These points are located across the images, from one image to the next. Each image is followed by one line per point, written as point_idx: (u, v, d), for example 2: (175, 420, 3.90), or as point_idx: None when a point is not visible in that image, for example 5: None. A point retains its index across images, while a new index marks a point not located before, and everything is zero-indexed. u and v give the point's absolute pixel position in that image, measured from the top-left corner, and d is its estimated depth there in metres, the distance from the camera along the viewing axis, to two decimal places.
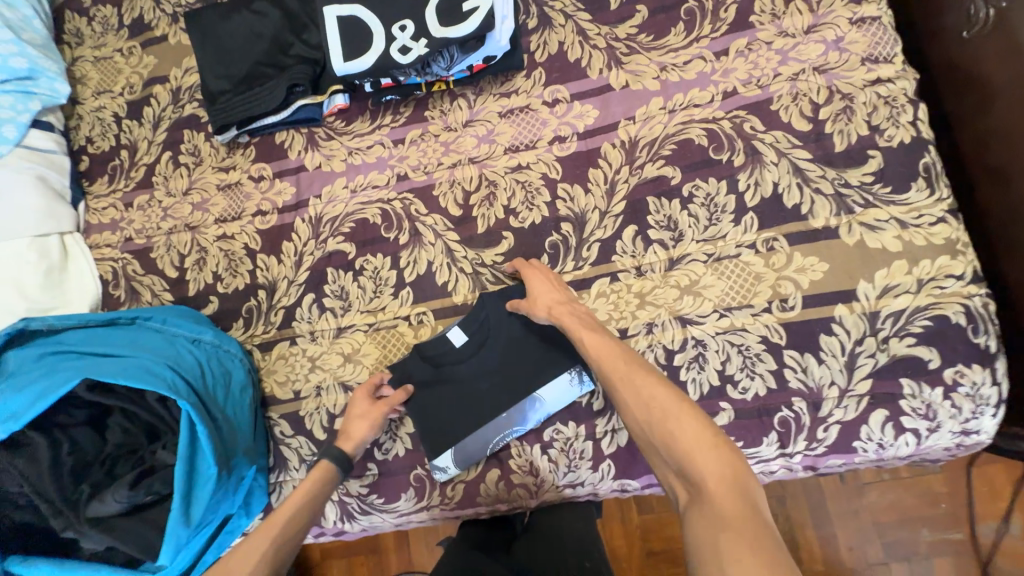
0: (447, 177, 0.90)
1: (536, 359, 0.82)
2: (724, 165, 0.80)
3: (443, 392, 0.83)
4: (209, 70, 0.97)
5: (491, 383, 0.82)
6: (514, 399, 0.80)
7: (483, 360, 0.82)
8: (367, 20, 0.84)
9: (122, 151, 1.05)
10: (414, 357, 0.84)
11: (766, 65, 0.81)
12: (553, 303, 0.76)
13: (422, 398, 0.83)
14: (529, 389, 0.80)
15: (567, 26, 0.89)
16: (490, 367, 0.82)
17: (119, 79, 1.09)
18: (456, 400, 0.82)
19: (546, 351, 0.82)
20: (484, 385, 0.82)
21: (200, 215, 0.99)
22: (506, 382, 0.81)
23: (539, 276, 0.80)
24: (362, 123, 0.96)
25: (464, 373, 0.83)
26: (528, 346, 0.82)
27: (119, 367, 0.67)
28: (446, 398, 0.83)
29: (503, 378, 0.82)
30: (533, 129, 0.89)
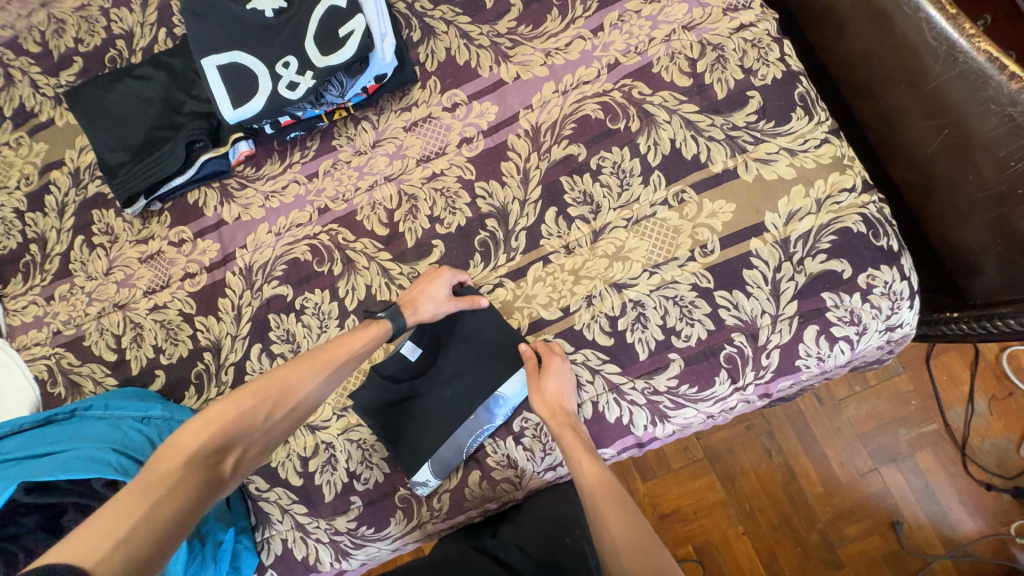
0: (367, 201, 0.91)
1: (491, 355, 0.83)
2: (623, 132, 0.84)
3: (408, 409, 0.83)
4: (102, 144, 0.95)
5: (453, 389, 0.83)
6: (479, 398, 0.82)
7: (441, 369, 0.84)
8: (248, 64, 0.84)
9: (31, 245, 1.01)
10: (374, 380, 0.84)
11: (639, 32, 0.85)
12: (559, 421, 0.75)
13: (389, 420, 0.83)
14: (492, 385, 0.82)
15: (450, 32, 0.92)
16: (446, 375, 0.83)
17: (12, 173, 1.05)
18: (424, 414, 0.83)
19: (501, 348, 0.83)
20: (446, 393, 0.83)
21: (127, 291, 0.96)
22: (469, 385, 0.83)
23: (558, 382, 0.77)
24: (271, 166, 0.95)
25: (424, 385, 0.84)
26: (481, 345, 0.83)
27: (59, 463, 0.65)
28: (413, 413, 0.83)
29: (465, 380, 0.83)
30: (440, 136, 0.90)
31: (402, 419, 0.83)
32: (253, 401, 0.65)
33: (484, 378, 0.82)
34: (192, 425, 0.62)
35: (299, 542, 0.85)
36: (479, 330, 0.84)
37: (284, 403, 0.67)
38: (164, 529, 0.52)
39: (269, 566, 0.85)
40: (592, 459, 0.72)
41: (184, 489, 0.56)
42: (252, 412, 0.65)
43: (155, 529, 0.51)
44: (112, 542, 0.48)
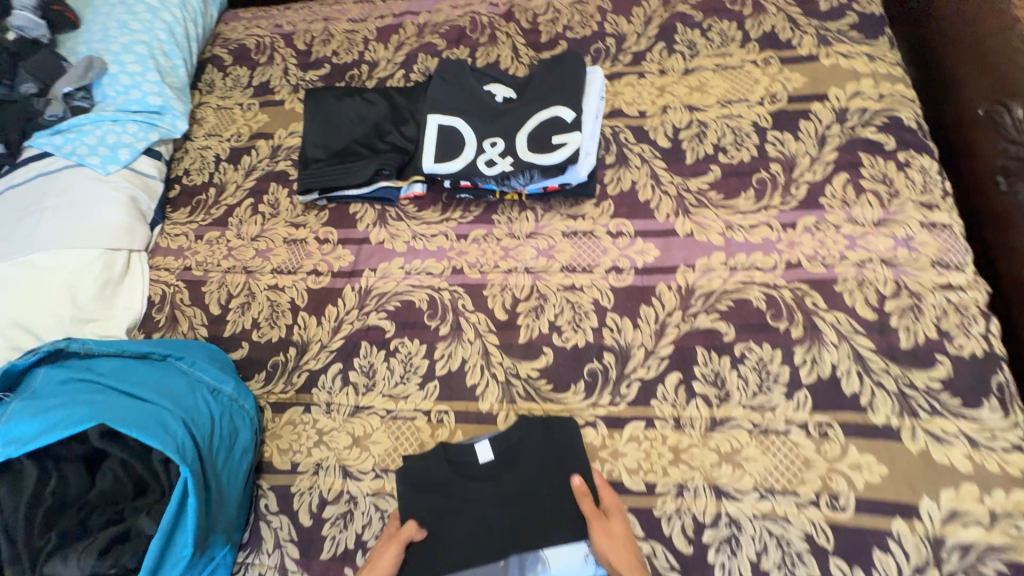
0: (500, 281, 0.92)
1: (552, 509, 0.73)
2: (782, 334, 0.78)
3: (445, 507, 0.76)
4: (311, 139, 1.08)
5: (495, 514, 0.74)
6: (518, 545, 0.71)
7: (500, 485, 0.76)
8: (463, 131, 0.92)
9: (210, 188, 1.14)
10: (436, 460, 0.79)
11: (833, 245, 0.83)
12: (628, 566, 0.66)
13: (422, 507, 0.76)
14: (538, 540, 0.71)
15: (642, 169, 0.96)
16: (501, 496, 0.75)
17: (231, 127, 1.21)
18: (456, 523, 0.74)
19: (567, 505, 0.73)
20: (489, 515, 0.74)
21: (260, 261, 1.03)
22: (514, 525, 0.73)
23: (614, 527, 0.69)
24: (432, 213, 1.01)
25: (472, 494, 0.76)
26: (549, 490, 0.75)
27: (136, 417, 0.65)
28: (445, 517, 0.75)
29: (511, 513, 0.74)
30: (593, 254, 0.91)
31: (435, 513, 0.75)
32: None
33: (537, 524, 0.72)
34: None
35: None
36: (560, 474, 0.76)
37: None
38: None
39: None
40: None
41: None
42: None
43: None
44: None
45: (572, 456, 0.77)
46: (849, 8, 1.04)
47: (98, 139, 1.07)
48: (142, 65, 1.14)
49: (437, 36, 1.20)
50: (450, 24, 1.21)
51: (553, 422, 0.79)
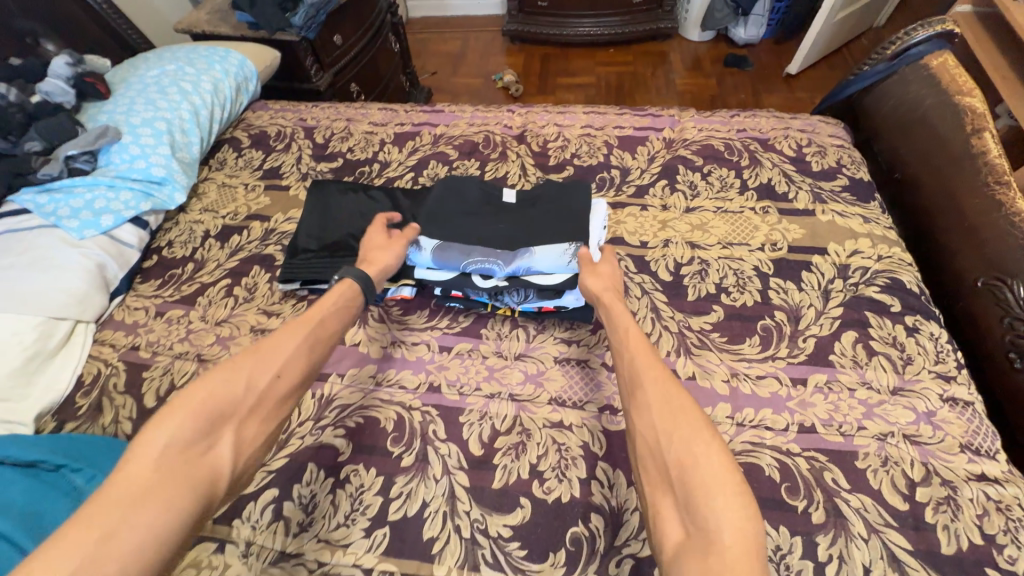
0: (480, 407, 0.82)
1: (548, 233, 0.85)
2: (800, 515, 0.67)
3: (476, 200, 0.92)
4: (306, 227, 1.05)
5: (500, 220, 0.88)
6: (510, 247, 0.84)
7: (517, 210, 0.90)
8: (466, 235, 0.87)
9: (189, 263, 1.08)
10: (469, 184, 0.94)
11: (848, 411, 0.76)
12: (606, 293, 0.77)
13: (444, 207, 0.90)
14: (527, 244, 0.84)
15: (642, 300, 0.92)
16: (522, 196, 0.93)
17: (230, 205, 1.20)
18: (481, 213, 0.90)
19: (565, 233, 0.85)
20: (501, 224, 0.88)
21: (217, 349, 0.93)
22: (522, 224, 0.87)
23: (600, 268, 0.82)
24: (417, 318, 0.94)
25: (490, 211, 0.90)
26: (555, 221, 0.87)
27: None
28: (478, 208, 0.91)
29: (513, 234, 0.86)
30: (586, 388, 0.83)
31: (462, 191, 0.93)
32: None
33: (542, 227, 0.86)
34: None
35: None
36: (564, 217, 0.87)
37: (272, 371, 0.65)
38: None
39: None
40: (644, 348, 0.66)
41: None
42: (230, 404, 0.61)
43: None
44: None
45: (579, 205, 0.89)
46: (839, 171, 1.10)
47: (83, 204, 1.04)
48: (156, 139, 1.16)
49: (451, 148, 1.26)
50: (465, 138, 1.28)
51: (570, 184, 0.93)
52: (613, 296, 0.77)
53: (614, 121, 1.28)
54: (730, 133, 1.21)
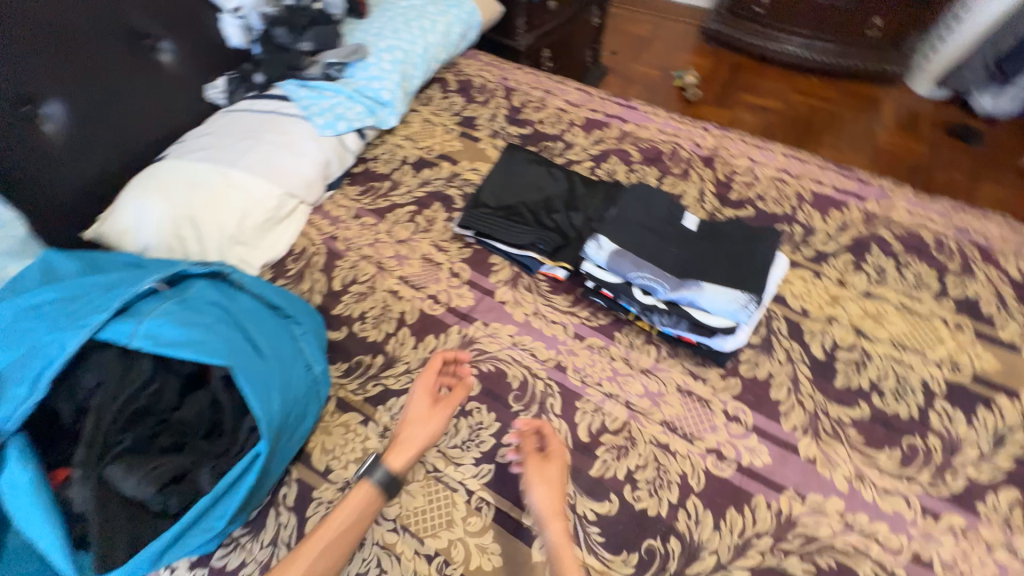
0: (596, 401, 0.89)
1: (724, 272, 0.87)
2: None
3: (661, 214, 0.97)
4: (491, 185, 1.16)
5: (679, 242, 0.92)
6: (682, 272, 0.87)
7: (696, 238, 0.93)
8: (642, 244, 0.91)
9: (386, 180, 1.25)
10: (658, 197, 0.99)
11: (976, 565, 0.71)
12: (552, 508, 0.72)
13: (631, 212, 0.96)
14: (700, 276, 0.86)
15: (784, 367, 0.91)
16: (706, 227, 0.95)
17: (428, 140, 1.35)
18: (662, 229, 0.94)
19: (739, 278, 0.86)
20: (679, 247, 0.91)
21: (394, 262, 1.09)
22: (700, 253, 0.90)
23: (543, 475, 0.75)
24: (562, 299, 1.02)
25: (671, 230, 0.94)
26: (734, 262, 0.88)
27: (247, 369, 0.68)
28: (660, 223, 0.95)
29: (688, 260, 0.89)
30: (701, 425, 0.86)
31: (651, 203, 0.98)
32: None
33: (719, 265, 0.88)
34: None
35: None
36: (744, 261, 0.88)
37: None
38: None
39: (209, 566, 0.75)
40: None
41: None
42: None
43: None
44: None
45: (762, 255, 0.89)
46: None
47: (328, 106, 1.25)
48: (391, 66, 1.34)
49: (635, 149, 1.29)
50: (652, 144, 1.29)
51: (759, 230, 0.94)
52: (557, 505, 0.73)
53: (812, 174, 1.20)
54: (945, 228, 1.08)
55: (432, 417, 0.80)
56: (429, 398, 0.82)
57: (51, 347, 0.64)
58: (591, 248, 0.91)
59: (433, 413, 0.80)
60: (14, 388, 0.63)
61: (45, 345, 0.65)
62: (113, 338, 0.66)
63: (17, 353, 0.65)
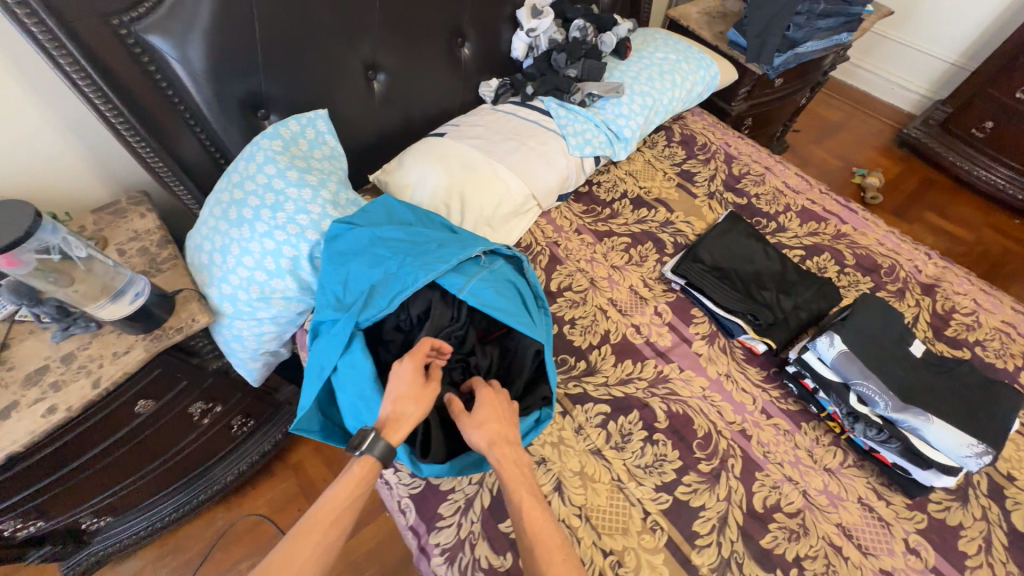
0: (775, 479, 0.94)
1: (950, 414, 0.90)
2: None
3: (890, 333, 1.01)
4: (709, 243, 1.25)
5: (904, 368, 0.97)
6: (906, 400, 0.92)
7: (922, 370, 0.97)
8: (869, 359, 0.96)
9: (607, 208, 1.39)
10: (889, 316, 1.03)
11: None
12: (487, 431, 0.76)
13: (863, 322, 1.01)
14: (926, 411, 0.90)
15: (979, 524, 0.89)
16: (933, 363, 0.99)
17: (648, 182, 1.47)
18: (890, 349, 0.99)
19: (967, 424, 0.89)
20: (903, 373, 0.96)
21: (605, 283, 1.21)
22: (924, 386, 0.94)
23: (483, 400, 0.79)
24: (755, 371, 1.08)
25: (897, 353, 0.99)
26: (962, 406, 0.91)
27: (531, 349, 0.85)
28: (888, 344, 1.00)
29: (912, 389, 0.94)
30: (878, 544, 0.87)
31: (883, 320, 1.02)
32: (326, 542, 0.68)
33: (946, 405, 0.91)
34: (301, 546, 0.67)
35: (454, 507, 0.89)
36: (972, 411, 0.91)
37: (313, 549, 0.67)
38: (320, 541, 0.68)
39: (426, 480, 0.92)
40: (522, 486, 0.73)
41: (315, 550, 0.67)
42: (326, 533, 0.69)
43: (323, 534, 0.68)
44: (324, 528, 0.69)
45: (994, 411, 0.91)
46: None
47: (580, 129, 1.41)
48: (638, 110, 1.48)
49: (850, 253, 1.30)
50: (869, 253, 1.30)
51: (994, 384, 0.95)
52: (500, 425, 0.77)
53: None
54: None
55: (422, 396, 0.78)
56: (418, 373, 0.79)
57: (407, 278, 0.85)
58: (812, 346, 1.00)
59: (423, 391, 0.78)
60: (377, 300, 0.85)
61: (402, 274, 0.86)
62: (448, 286, 0.87)
63: (379, 273, 0.88)
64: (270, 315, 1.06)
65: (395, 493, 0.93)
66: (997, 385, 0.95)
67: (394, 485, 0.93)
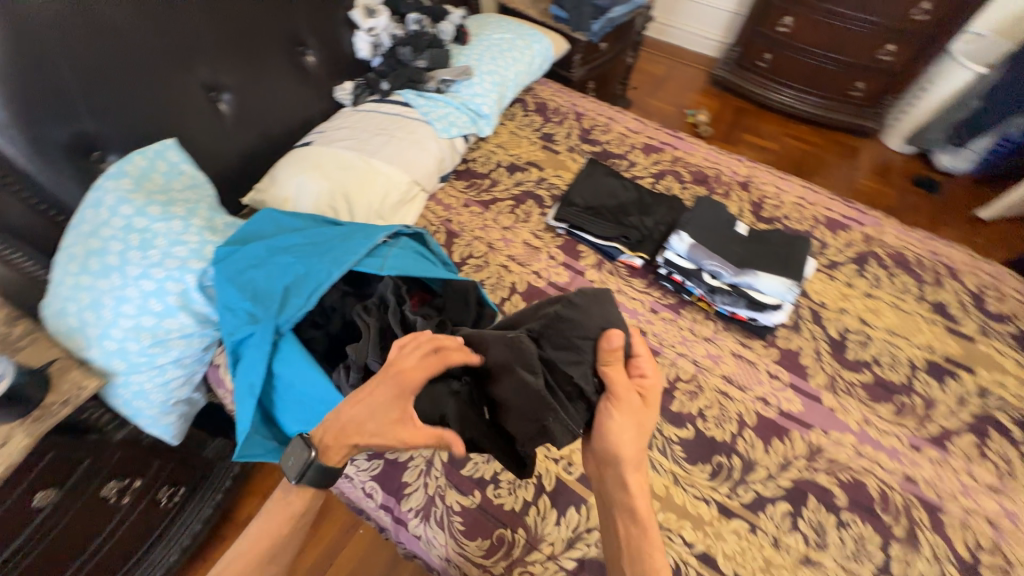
0: (671, 358, 1.14)
1: (771, 269, 1.18)
2: (885, 525, 0.92)
3: (721, 221, 1.28)
4: (578, 188, 1.43)
5: (735, 245, 1.24)
6: (739, 266, 1.19)
7: (748, 243, 1.25)
8: (709, 245, 1.22)
9: (487, 179, 1.52)
10: (717, 209, 1.31)
11: (948, 483, 0.97)
12: (620, 420, 0.78)
13: (700, 219, 1.27)
14: (754, 269, 1.18)
15: (810, 342, 1.18)
16: (755, 234, 1.27)
17: (517, 149, 1.62)
18: (724, 234, 1.26)
19: (783, 273, 1.17)
20: (735, 249, 1.23)
21: (501, 244, 1.33)
22: (750, 254, 1.22)
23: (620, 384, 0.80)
24: (638, 282, 1.29)
25: (729, 235, 1.25)
26: (777, 261, 1.20)
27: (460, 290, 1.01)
28: (721, 230, 1.26)
29: (743, 258, 1.21)
30: (750, 380, 1.11)
31: (714, 214, 1.29)
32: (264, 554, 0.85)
33: (767, 263, 1.20)
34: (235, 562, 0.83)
35: (416, 471, 0.96)
36: (784, 263, 1.20)
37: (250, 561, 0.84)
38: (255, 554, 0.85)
39: (383, 458, 0.97)
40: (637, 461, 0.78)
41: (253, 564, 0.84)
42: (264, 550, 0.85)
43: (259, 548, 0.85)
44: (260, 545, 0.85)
45: (797, 258, 1.21)
46: (1011, 320, 1.25)
47: (443, 113, 1.50)
48: (490, 87, 1.62)
49: (686, 172, 1.59)
50: (699, 169, 1.60)
51: (795, 239, 1.25)
52: (630, 412, 0.79)
53: (825, 202, 1.52)
54: (924, 252, 1.39)
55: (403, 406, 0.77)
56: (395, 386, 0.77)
57: (320, 275, 0.96)
58: (670, 246, 1.23)
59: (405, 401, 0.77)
60: (294, 300, 0.93)
61: (315, 273, 0.96)
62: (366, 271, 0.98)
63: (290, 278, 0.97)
64: (172, 359, 1.01)
65: (357, 481, 0.97)
66: (796, 239, 1.26)
67: (353, 474, 0.98)
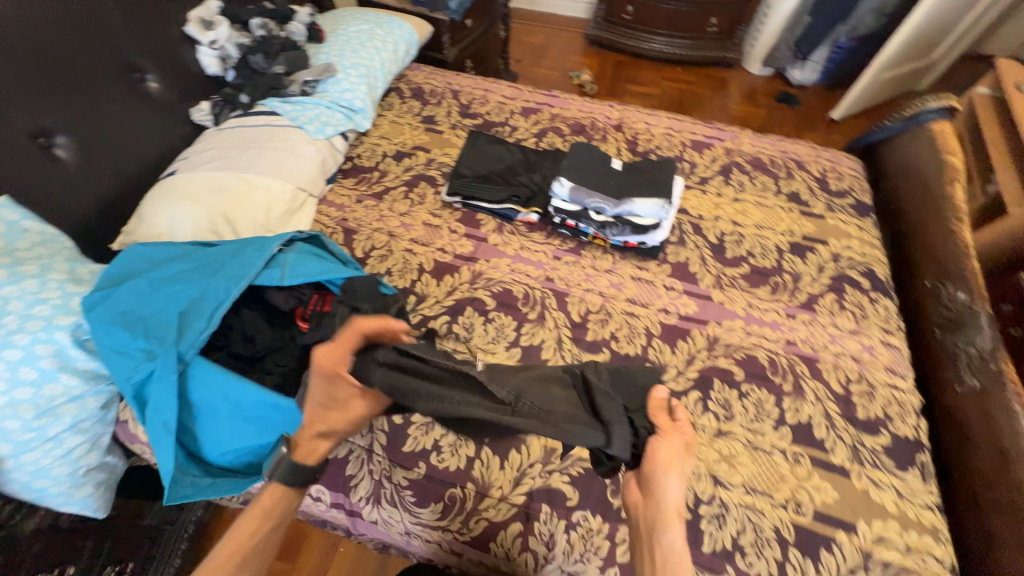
0: (579, 295, 1.23)
1: (648, 194, 1.29)
2: (777, 385, 1.07)
3: (598, 162, 1.37)
4: (465, 161, 1.47)
5: (614, 180, 1.34)
6: (620, 197, 1.29)
7: (625, 176, 1.35)
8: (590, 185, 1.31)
9: (376, 172, 1.51)
10: (592, 151, 1.40)
11: (819, 337, 1.14)
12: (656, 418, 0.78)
13: (578, 164, 1.36)
14: (632, 197, 1.28)
15: (695, 251, 1.31)
16: (630, 167, 1.38)
17: (400, 137, 1.62)
18: (602, 172, 1.35)
19: (658, 195, 1.29)
20: (614, 183, 1.33)
21: (401, 230, 1.35)
22: (628, 185, 1.32)
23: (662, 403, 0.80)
24: (539, 235, 1.36)
25: (608, 174, 1.35)
26: (651, 186, 1.32)
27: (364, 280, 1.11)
28: (600, 170, 1.35)
29: (622, 190, 1.31)
30: (650, 296, 1.23)
31: (590, 156, 1.38)
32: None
33: (642, 190, 1.31)
34: None
35: (357, 461, 0.97)
36: (659, 186, 1.31)
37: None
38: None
39: None
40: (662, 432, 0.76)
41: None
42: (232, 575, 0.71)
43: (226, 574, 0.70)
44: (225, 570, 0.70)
45: (667, 180, 1.33)
46: (850, 193, 1.45)
47: (313, 115, 1.47)
48: (358, 80, 1.59)
49: (565, 125, 1.67)
50: (575, 120, 1.69)
51: (664, 163, 1.37)
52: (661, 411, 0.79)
53: (690, 127, 1.67)
54: (776, 152, 1.57)
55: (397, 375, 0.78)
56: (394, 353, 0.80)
57: (218, 293, 0.98)
58: (557, 194, 1.31)
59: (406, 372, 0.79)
60: (194, 324, 0.94)
61: (211, 293, 0.98)
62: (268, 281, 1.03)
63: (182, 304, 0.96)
64: (66, 426, 0.94)
65: None
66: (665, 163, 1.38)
67: None
